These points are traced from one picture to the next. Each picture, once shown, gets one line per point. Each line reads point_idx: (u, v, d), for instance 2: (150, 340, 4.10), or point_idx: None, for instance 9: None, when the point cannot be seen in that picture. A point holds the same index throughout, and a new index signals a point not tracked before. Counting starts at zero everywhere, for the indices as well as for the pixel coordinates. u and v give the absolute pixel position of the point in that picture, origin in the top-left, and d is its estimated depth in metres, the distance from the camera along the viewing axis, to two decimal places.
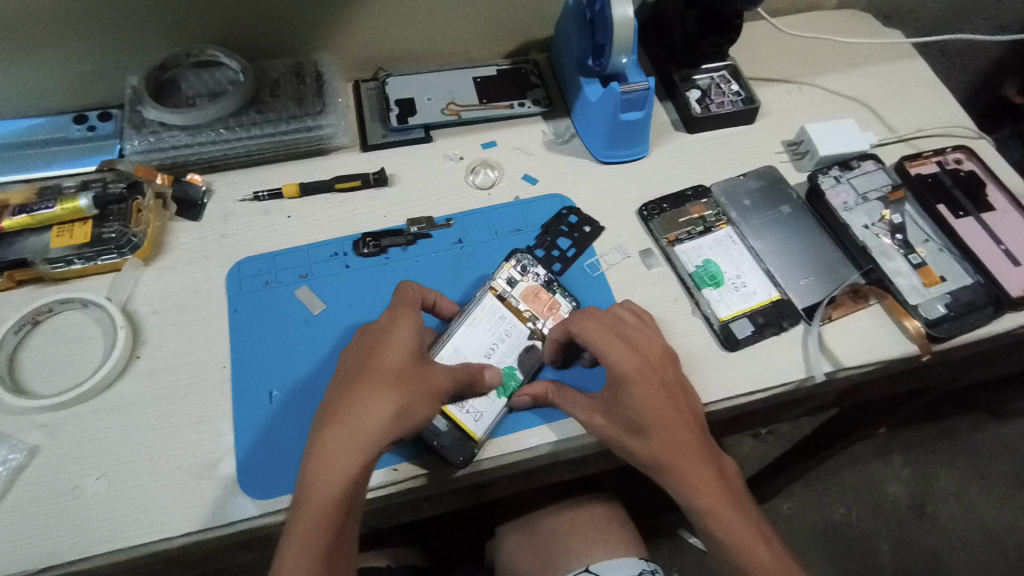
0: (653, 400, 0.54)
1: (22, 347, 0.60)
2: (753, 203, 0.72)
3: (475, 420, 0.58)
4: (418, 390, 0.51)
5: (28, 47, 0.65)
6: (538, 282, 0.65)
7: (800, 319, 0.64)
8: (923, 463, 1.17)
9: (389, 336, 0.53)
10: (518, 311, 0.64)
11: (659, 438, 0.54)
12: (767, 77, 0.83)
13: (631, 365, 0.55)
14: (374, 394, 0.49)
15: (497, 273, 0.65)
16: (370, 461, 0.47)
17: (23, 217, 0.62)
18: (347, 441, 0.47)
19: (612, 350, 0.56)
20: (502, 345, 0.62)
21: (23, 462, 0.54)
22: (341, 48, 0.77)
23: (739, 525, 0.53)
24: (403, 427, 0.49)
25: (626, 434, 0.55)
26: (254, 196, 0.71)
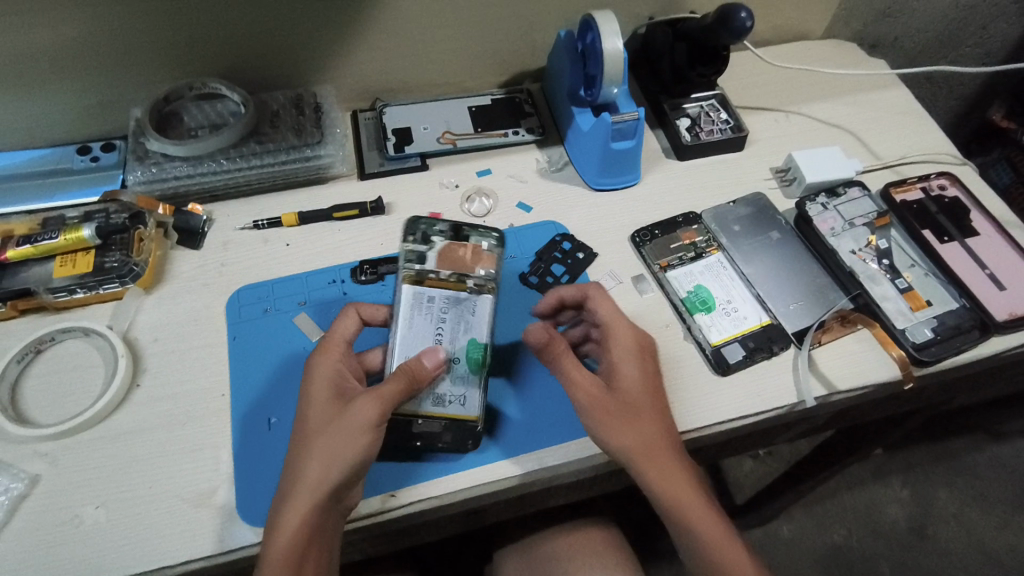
0: (646, 384, 0.57)
1: (24, 376, 0.61)
2: (742, 228, 0.74)
3: (462, 404, 0.58)
4: (336, 430, 0.51)
5: (33, 81, 0.67)
6: (445, 244, 0.62)
7: (790, 343, 0.65)
8: (921, 483, 1.18)
9: (309, 388, 0.54)
10: (443, 283, 0.60)
11: (652, 422, 0.56)
12: (755, 106, 0.85)
13: (634, 347, 0.59)
14: (301, 452, 0.51)
15: (404, 262, 0.61)
16: (307, 509, 0.48)
17: (27, 247, 0.64)
18: (285, 501, 0.49)
19: (618, 330, 0.60)
20: (445, 322, 0.59)
21: (24, 491, 0.55)
22: (339, 80, 0.79)
23: (716, 527, 0.55)
24: (333, 466, 0.49)
25: (621, 412, 0.56)
26: (253, 225, 0.72)
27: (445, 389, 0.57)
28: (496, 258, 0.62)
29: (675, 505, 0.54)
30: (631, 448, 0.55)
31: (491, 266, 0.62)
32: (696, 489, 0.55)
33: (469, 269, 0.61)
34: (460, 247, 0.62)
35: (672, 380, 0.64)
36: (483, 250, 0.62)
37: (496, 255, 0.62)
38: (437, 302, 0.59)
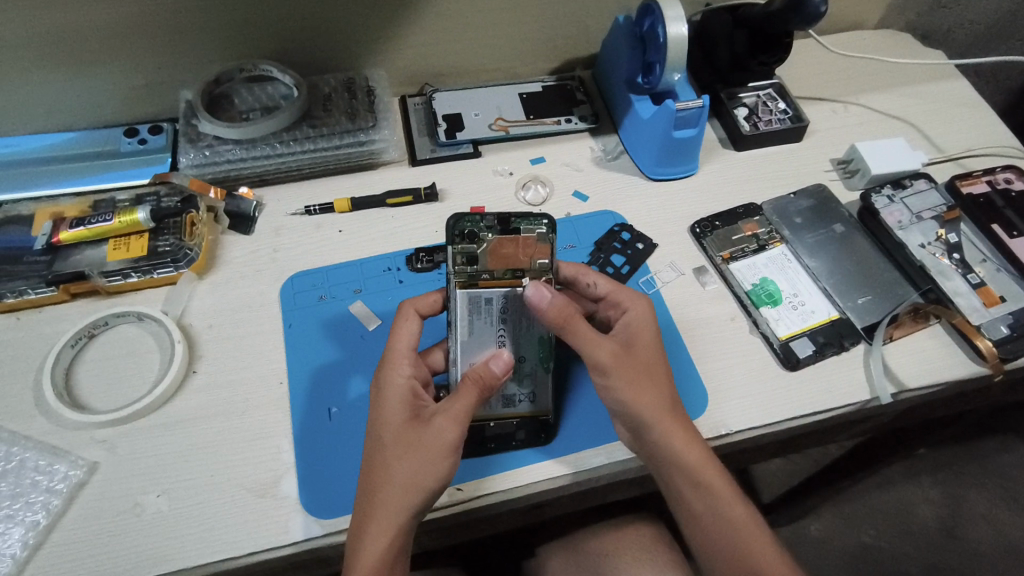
0: (655, 347, 0.56)
1: (78, 360, 0.60)
2: (805, 221, 0.72)
3: (532, 401, 0.57)
4: (419, 452, 0.49)
5: (85, 60, 0.65)
6: (498, 236, 0.54)
7: (860, 338, 0.64)
8: (950, 484, 1.10)
9: (382, 401, 0.52)
10: (499, 282, 0.54)
11: (661, 386, 0.54)
12: (812, 96, 0.83)
13: (642, 310, 0.58)
14: (380, 472, 0.49)
15: (452, 264, 0.54)
16: (392, 533, 0.47)
17: (81, 229, 0.62)
18: (367, 523, 0.48)
19: (625, 294, 0.59)
20: (507, 322, 0.55)
21: (83, 478, 0.53)
22: (389, 63, 0.77)
23: (736, 504, 0.52)
24: (418, 490, 0.48)
25: (632, 373, 0.54)
26: (305, 210, 0.70)
27: (514, 390, 0.57)
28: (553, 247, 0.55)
29: (695, 478, 0.52)
30: (643, 414, 0.53)
31: (548, 257, 0.55)
32: (713, 470, 0.53)
33: (525, 265, 0.55)
34: (512, 241, 0.54)
35: (741, 373, 0.62)
36: (538, 241, 0.55)
37: (552, 243, 0.55)
38: (496, 303, 0.54)
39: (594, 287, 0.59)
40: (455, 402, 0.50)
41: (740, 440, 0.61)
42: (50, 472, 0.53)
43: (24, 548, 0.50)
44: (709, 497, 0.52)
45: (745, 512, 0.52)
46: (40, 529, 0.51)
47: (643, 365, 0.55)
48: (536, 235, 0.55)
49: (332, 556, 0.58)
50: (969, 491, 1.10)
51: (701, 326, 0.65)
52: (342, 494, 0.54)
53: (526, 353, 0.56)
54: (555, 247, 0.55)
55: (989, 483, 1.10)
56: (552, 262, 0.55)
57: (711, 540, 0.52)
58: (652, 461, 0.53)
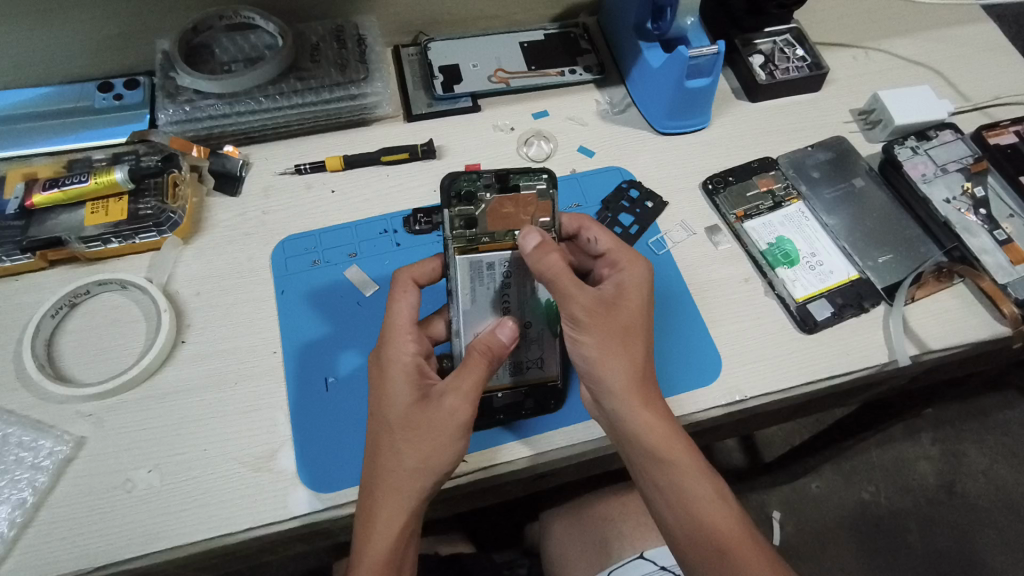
0: (640, 309, 0.51)
1: (60, 331, 0.57)
2: (823, 175, 0.68)
3: (540, 366, 0.54)
4: (427, 435, 0.46)
5: (52, 9, 0.60)
6: (495, 197, 0.52)
7: (880, 300, 0.61)
8: (952, 440, 1.09)
9: (386, 381, 0.49)
10: (500, 245, 0.52)
11: (637, 353, 0.50)
12: (831, 42, 0.78)
13: (639, 272, 0.53)
14: (388, 456, 0.47)
15: (450, 228, 0.52)
16: (403, 518, 0.46)
17: (56, 192, 0.58)
18: (375, 510, 0.46)
19: (623, 255, 0.54)
20: (511, 287, 0.52)
21: (70, 454, 0.51)
22: (381, 11, 0.72)
23: (702, 478, 0.48)
24: (428, 473, 0.46)
25: (604, 335, 0.49)
26: (295, 169, 0.66)
27: (522, 356, 0.54)
28: (552, 204, 0.53)
29: (654, 451, 0.48)
30: (608, 382, 0.49)
31: (549, 215, 0.53)
32: (678, 444, 0.48)
33: (525, 225, 0.52)
34: (511, 200, 0.52)
35: (754, 337, 0.59)
36: (538, 199, 0.53)
37: (553, 200, 0.53)
38: (498, 268, 0.51)
39: (595, 243, 0.56)
40: (464, 377, 0.47)
41: (755, 406, 0.58)
42: (35, 448, 0.51)
43: (11, 527, 0.48)
44: (672, 472, 0.48)
45: (712, 490, 0.48)
46: (27, 507, 0.49)
47: (621, 328, 0.50)
48: (536, 193, 0.53)
49: (333, 528, 0.56)
50: (973, 448, 1.09)
51: (713, 289, 0.62)
52: (342, 467, 0.52)
53: (533, 318, 0.53)
54: (556, 204, 0.53)
55: (992, 440, 1.09)
56: (554, 219, 0.53)
57: (671, 516, 0.48)
58: (615, 430, 0.50)
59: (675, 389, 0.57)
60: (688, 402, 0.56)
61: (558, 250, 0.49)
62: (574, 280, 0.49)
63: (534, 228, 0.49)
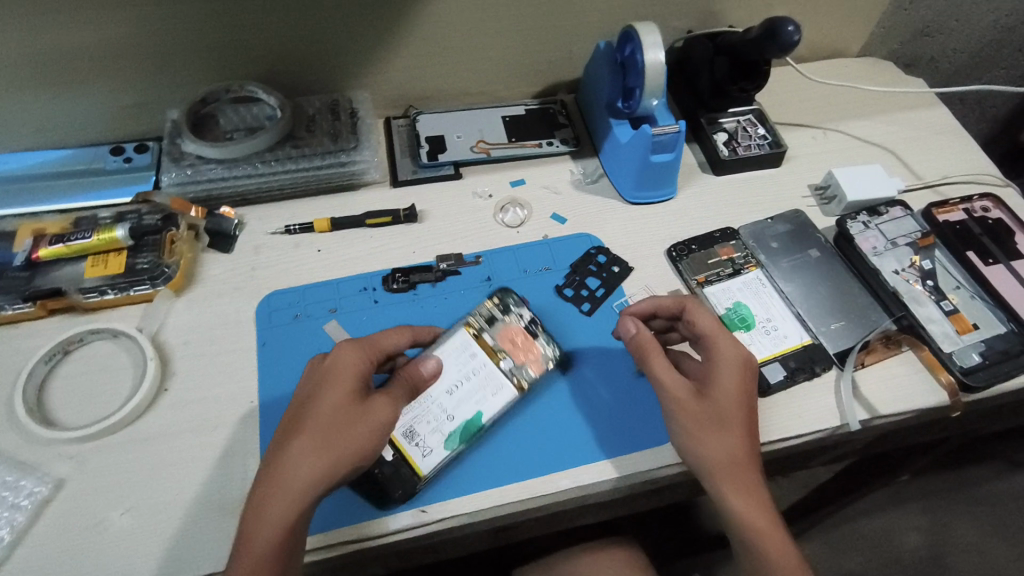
0: (742, 394, 0.55)
1: (51, 375, 0.60)
2: (781, 246, 0.72)
3: (426, 455, 0.56)
4: (349, 437, 0.48)
5: (74, 80, 0.68)
6: (520, 325, 0.64)
7: (832, 364, 0.64)
8: (937, 512, 1.09)
9: (330, 380, 0.50)
10: (487, 346, 0.61)
11: (747, 441, 0.54)
12: (792, 122, 0.84)
13: (734, 353, 0.56)
14: (306, 450, 0.47)
15: (478, 311, 0.64)
16: (296, 516, 0.46)
17: (61, 246, 0.63)
18: (271, 500, 0.46)
19: (718, 338, 0.57)
20: (466, 384, 0.59)
21: (49, 494, 0.54)
22: (375, 86, 0.79)
23: (793, 563, 0.52)
24: (334, 474, 0.47)
25: (707, 425, 0.54)
26: (285, 229, 0.71)
27: (421, 431, 0.57)
28: (544, 367, 0.62)
29: (748, 533, 0.53)
30: (710, 471, 0.53)
31: (537, 371, 0.61)
32: (771, 526, 0.53)
33: (518, 360, 0.62)
34: (526, 337, 0.63)
35: None
36: (542, 356, 0.62)
37: (547, 368, 0.62)
38: (477, 360, 0.61)
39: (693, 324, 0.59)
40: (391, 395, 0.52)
41: None
42: (15, 488, 0.53)
43: None
44: (767, 557, 0.52)
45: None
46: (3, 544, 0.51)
47: (727, 417, 0.54)
48: (544, 349, 0.63)
49: None
50: (961, 523, 1.08)
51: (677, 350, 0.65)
52: None
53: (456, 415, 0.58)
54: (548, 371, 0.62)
55: (979, 513, 1.09)
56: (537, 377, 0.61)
57: None
58: (718, 510, 0.55)
59: (593, 458, 0.58)
60: (640, 458, 0.58)
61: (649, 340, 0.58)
62: (661, 366, 0.56)
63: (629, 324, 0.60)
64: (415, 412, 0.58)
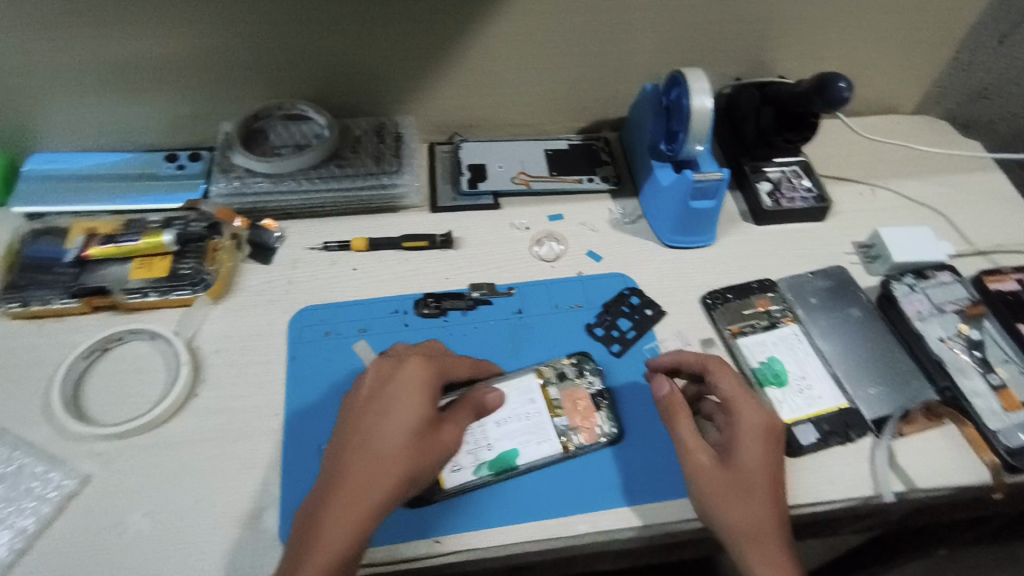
0: (767, 460, 0.54)
1: (88, 371, 0.62)
2: (820, 302, 0.70)
3: (454, 470, 0.57)
4: (421, 460, 0.48)
5: (140, 88, 0.71)
6: (587, 391, 0.63)
7: (868, 430, 0.61)
8: None
9: (406, 398, 0.50)
10: (550, 399, 0.62)
11: (772, 509, 0.53)
12: (839, 176, 0.83)
13: (758, 419, 0.55)
14: (380, 470, 0.47)
15: (557, 364, 0.65)
16: (363, 535, 0.46)
17: (110, 247, 0.66)
18: (345, 512, 0.46)
19: (742, 403, 0.56)
20: (512, 422, 0.60)
21: (75, 489, 0.55)
22: (423, 112, 0.81)
23: None
24: (401, 496, 0.48)
25: (728, 492, 0.53)
26: (323, 246, 0.73)
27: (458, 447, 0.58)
28: (595, 440, 0.60)
29: None
30: (731, 538, 0.53)
31: (587, 441, 0.60)
32: None
33: (573, 421, 0.61)
34: (590, 404, 0.62)
35: None
36: (597, 430, 0.60)
37: (599, 443, 0.59)
38: (534, 408, 0.61)
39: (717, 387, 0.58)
40: (457, 417, 0.52)
41: None
42: (45, 480, 0.54)
43: (9, 553, 0.51)
44: None
45: None
46: (27, 534, 0.52)
47: (751, 484, 0.53)
48: (602, 423, 0.61)
49: None
50: None
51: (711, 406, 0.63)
52: None
53: (495, 445, 0.58)
54: (596, 448, 0.59)
55: None
56: (585, 445, 0.59)
57: None
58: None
59: (609, 504, 0.57)
60: (661, 511, 0.57)
61: (675, 401, 0.58)
62: (685, 429, 0.56)
63: (661, 381, 0.59)
64: None
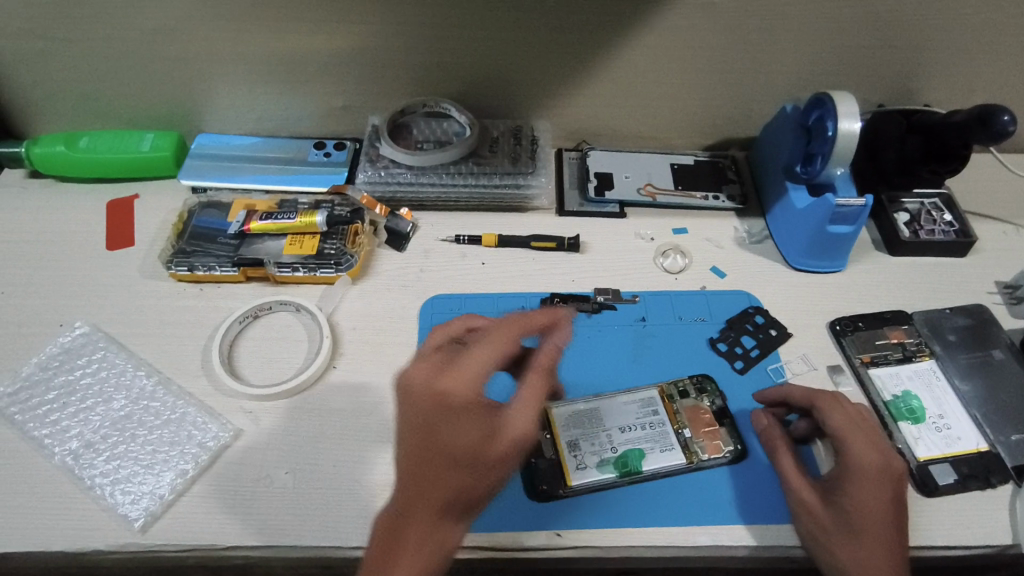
0: (881, 503, 0.52)
1: (241, 335, 0.67)
2: (960, 340, 0.68)
3: (579, 468, 0.58)
4: (489, 458, 0.48)
5: (304, 79, 0.77)
6: (710, 407, 0.62)
7: (1010, 478, 0.58)
8: None
9: (461, 405, 0.49)
10: (672, 411, 0.62)
11: (888, 557, 0.50)
12: (980, 213, 0.79)
13: (867, 457, 0.53)
14: (443, 480, 0.47)
15: (679, 380, 0.64)
16: (443, 545, 0.46)
17: (269, 223, 0.71)
18: (419, 527, 0.46)
19: (850, 438, 0.54)
20: (636, 428, 0.60)
21: (228, 441, 0.59)
22: (556, 119, 0.83)
23: None
24: (477, 496, 0.48)
25: (836, 533, 0.52)
26: (455, 238, 0.76)
27: (582, 446, 0.59)
28: (721, 453, 0.59)
29: None
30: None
31: (713, 454, 0.59)
32: None
33: (697, 434, 0.60)
34: (713, 420, 0.61)
35: None
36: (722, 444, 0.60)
37: (725, 457, 0.59)
38: (657, 417, 0.61)
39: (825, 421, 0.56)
40: (527, 401, 0.50)
41: None
42: (204, 429, 0.59)
43: (171, 492, 0.56)
44: None
45: None
46: (186, 477, 0.56)
47: (859, 527, 0.51)
48: (728, 438, 0.60)
49: None
50: None
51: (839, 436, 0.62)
52: None
53: (619, 448, 0.59)
54: (723, 462, 0.59)
55: None
56: (711, 459, 0.59)
57: None
58: None
59: (728, 519, 0.56)
60: (784, 533, 0.56)
61: (775, 438, 0.58)
62: (788, 466, 0.56)
63: (762, 417, 0.60)
64: (583, 434, 0.60)
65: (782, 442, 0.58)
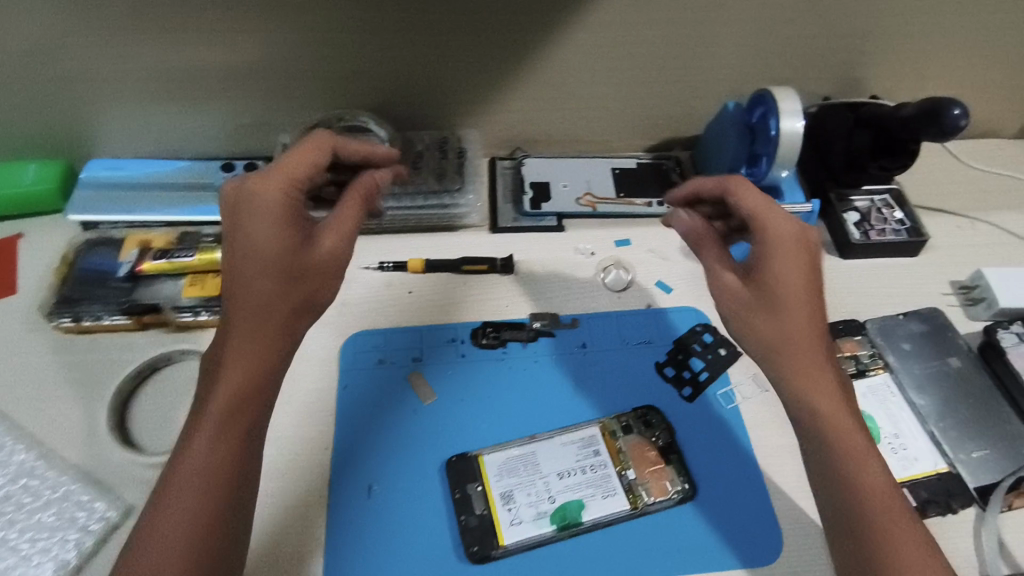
0: (800, 271, 0.50)
1: (136, 392, 0.60)
2: (915, 348, 0.64)
3: (513, 524, 0.53)
4: (311, 278, 0.49)
5: (199, 97, 0.69)
6: (655, 443, 0.58)
7: (972, 501, 0.55)
8: None
9: (258, 219, 0.47)
10: (616, 450, 0.57)
11: (807, 321, 0.50)
12: (934, 207, 0.76)
13: (786, 226, 0.50)
14: (258, 296, 0.47)
15: (623, 413, 0.60)
16: (268, 364, 0.48)
17: (163, 262, 0.65)
18: (242, 345, 0.48)
19: (769, 217, 0.51)
20: (576, 474, 0.56)
21: (117, 520, 0.53)
22: (486, 126, 0.77)
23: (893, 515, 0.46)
24: (305, 312, 0.50)
25: (756, 309, 0.50)
26: (378, 265, 0.69)
27: (517, 497, 0.54)
28: (666, 493, 0.56)
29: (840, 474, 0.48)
30: (800, 404, 0.50)
31: (659, 496, 0.55)
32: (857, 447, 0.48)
33: (642, 474, 0.56)
34: (659, 456, 0.57)
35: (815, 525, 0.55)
36: (667, 484, 0.56)
37: (670, 497, 0.55)
38: (598, 459, 0.57)
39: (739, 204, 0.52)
40: (338, 226, 0.51)
41: None
42: (89, 509, 0.53)
43: None
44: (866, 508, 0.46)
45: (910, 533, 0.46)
46: (68, 568, 0.51)
47: (781, 298, 0.49)
48: (673, 476, 0.57)
49: None
50: None
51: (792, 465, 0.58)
52: None
53: (558, 497, 0.55)
54: (669, 504, 0.55)
55: None
56: (657, 501, 0.55)
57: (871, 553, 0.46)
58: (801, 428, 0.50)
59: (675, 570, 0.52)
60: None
61: (697, 227, 0.55)
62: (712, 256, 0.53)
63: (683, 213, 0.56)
64: (518, 484, 0.55)
65: (709, 236, 0.54)
